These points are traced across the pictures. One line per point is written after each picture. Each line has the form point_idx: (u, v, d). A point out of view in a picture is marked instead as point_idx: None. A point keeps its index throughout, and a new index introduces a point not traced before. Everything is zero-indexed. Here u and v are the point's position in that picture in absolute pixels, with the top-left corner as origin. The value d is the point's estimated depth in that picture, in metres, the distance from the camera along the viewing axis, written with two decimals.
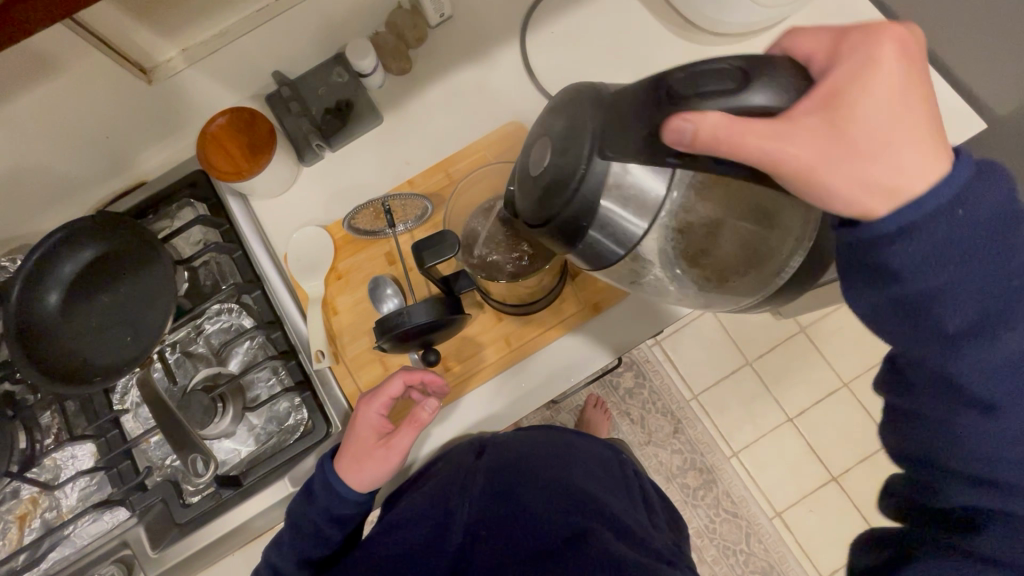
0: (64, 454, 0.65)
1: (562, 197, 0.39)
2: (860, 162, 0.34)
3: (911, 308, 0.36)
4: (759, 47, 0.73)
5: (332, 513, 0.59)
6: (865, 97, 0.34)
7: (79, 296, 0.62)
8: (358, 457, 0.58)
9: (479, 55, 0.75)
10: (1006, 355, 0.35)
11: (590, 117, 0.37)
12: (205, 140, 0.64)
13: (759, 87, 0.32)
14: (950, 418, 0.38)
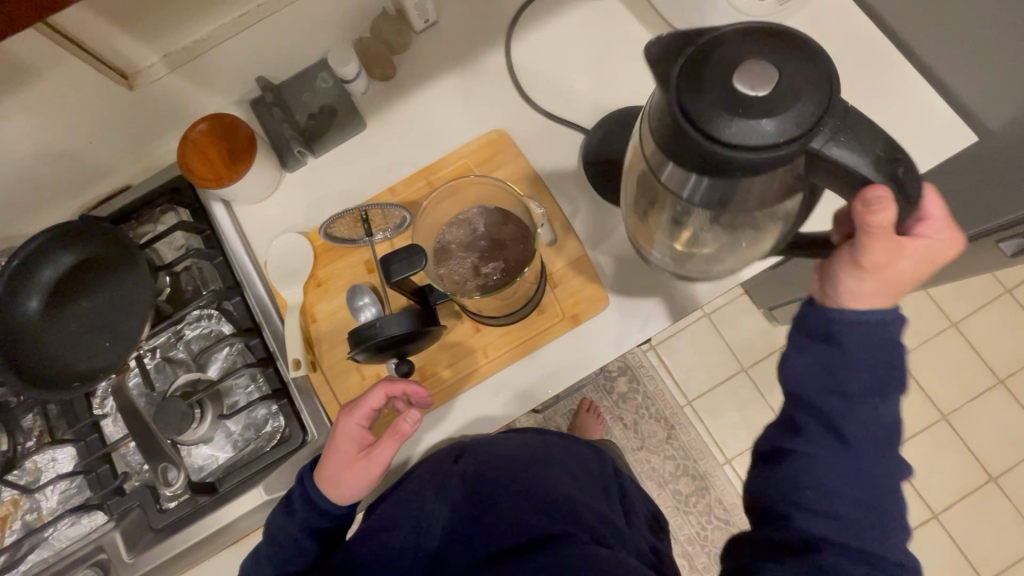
0: (45, 457, 0.65)
1: (747, 143, 0.34)
2: (886, 289, 0.43)
3: (829, 371, 0.46)
4: None
5: (308, 524, 0.58)
6: (919, 266, 0.42)
7: (60, 301, 0.63)
8: (338, 469, 0.57)
9: (463, 62, 0.74)
10: (868, 419, 0.46)
11: (831, 106, 0.34)
12: (187, 147, 0.65)
13: (913, 209, 0.38)
14: (812, 449, 0.47)
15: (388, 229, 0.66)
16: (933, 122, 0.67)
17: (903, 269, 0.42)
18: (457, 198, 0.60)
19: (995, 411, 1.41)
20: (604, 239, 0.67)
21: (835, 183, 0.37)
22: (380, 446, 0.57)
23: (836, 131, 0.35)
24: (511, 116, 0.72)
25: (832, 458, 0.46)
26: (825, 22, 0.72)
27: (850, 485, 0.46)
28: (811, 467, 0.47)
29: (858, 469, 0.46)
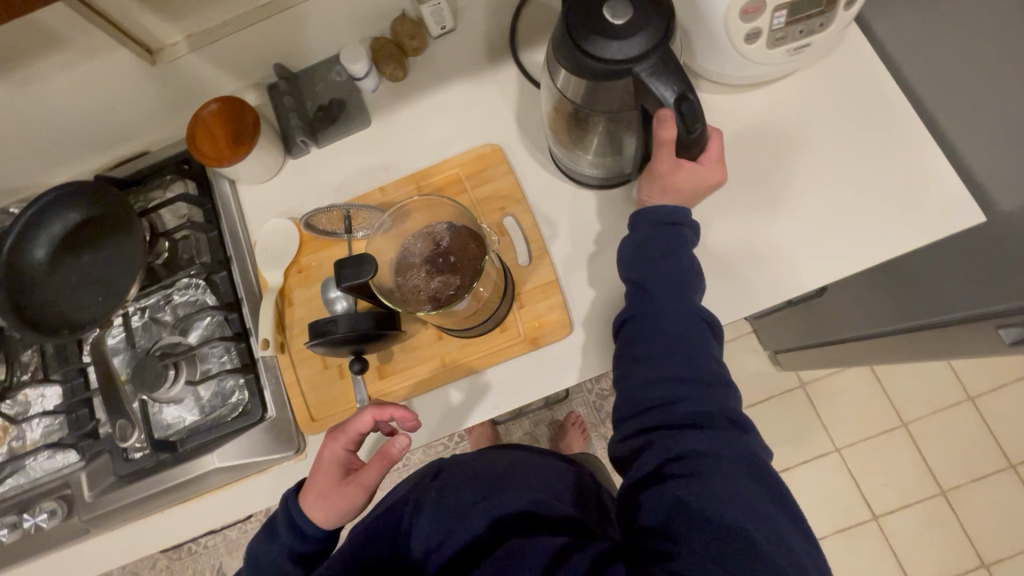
0: (35, 392, 0.71)
1: (598, 59, 0.47)
2: (670, 194, 0.57)
3: (649, 257, 0.56)
4: (757, 102, 0.71)
5: (291, 549, 0.59)
6: (693, 177, 0.56)
7: (64, 252, 0.68)
8: (323, 494, 0.58)
9: (473, 71, 0.75)
10: (672, 271, 0.55)
11: (660, 49, 0.47)
12: (197, 125, 0.68)
13: (692, 138, 0.51)
14: (634, 314, 0.55)
15: (367, 230, 0.69)
16: (942, 198, 0.64)
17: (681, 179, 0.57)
18: (431, 212, 0.62)
19: (1000, 497, 1.33)
20: (579, 268, 0.67)
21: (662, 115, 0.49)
22: (365, 471, 0.59)
23: (658, 66, 0.47)
24: (510, 132, 0.73)
25: (645, 334, 0.54)
26: (848, 76, 0.69)
27: (661, 355, 0.52)
28: (639, 350, 0.54)
29: (674, 346, 0.52)
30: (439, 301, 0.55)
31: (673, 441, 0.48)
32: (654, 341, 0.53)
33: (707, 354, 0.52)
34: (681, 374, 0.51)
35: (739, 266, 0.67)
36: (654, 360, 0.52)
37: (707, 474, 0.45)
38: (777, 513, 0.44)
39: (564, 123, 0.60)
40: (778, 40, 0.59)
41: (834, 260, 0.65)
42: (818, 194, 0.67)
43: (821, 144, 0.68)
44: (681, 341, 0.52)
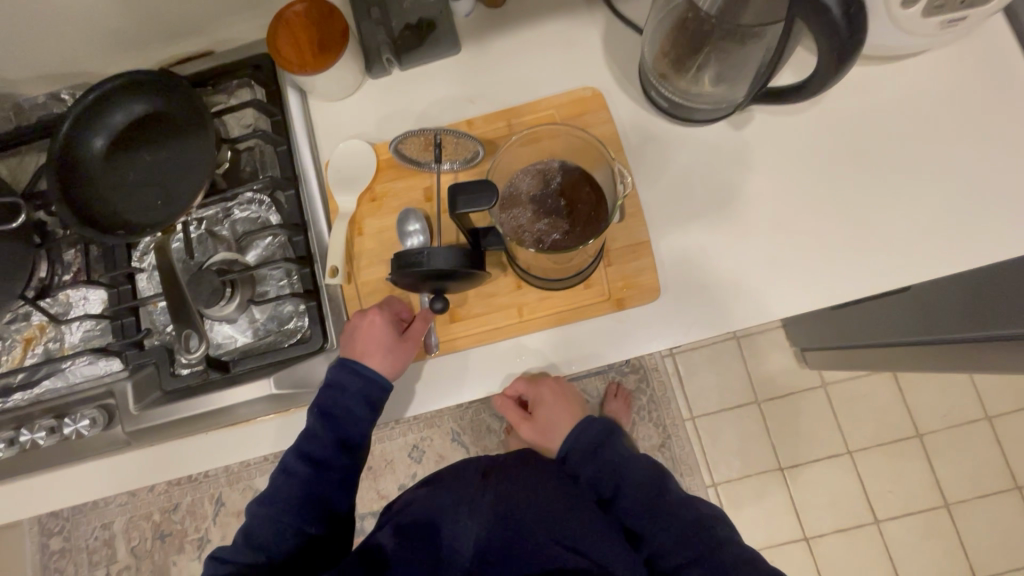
0: (77, 294, 0.67)
1: None
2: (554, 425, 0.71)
3: (601, 442, 0.67)
4: (879, 79, 0.66)
5: (361, 396, 0.59)
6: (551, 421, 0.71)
7: (122, 148, 0.63)
8: (383, 345, 0.58)
9: (576, 8, 0.69)
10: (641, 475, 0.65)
11: None
12: (279, 24, 0.62)
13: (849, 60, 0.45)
14: (611, 471, 0.65)
15: (457, 156, 0.65)
16: None
17: (555, 412, 0.70)
18: (539, 149, 0.59)
19: (999, 515, 1.35)
20: (670, 233, 0.64)
21: (818, 33, 0.44)
22: (418, 323, 0.61)
23: None
24: (611, 78, 0.68)
25: (595, 439, 0.67)
26: (982, 63, 0.64)
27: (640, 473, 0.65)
28: (610, 475, 0.65)
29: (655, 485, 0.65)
30: (541, 245, 0.52)
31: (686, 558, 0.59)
32: (632, 510, 0.64)
33: (666, 487, 0.65)
34: (676, 533, 0.61)
35: (835, 251, 0.63)
36: (644, 521, 0.63)
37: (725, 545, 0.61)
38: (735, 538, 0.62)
39: (678, 36, 0.56)
40: (935, 8, 0.54)
41: (931, 258, 0.62)
42: (928, 186, 0.63)
43: (942, 133, 0.64)
44: (658, 490, 0.65)
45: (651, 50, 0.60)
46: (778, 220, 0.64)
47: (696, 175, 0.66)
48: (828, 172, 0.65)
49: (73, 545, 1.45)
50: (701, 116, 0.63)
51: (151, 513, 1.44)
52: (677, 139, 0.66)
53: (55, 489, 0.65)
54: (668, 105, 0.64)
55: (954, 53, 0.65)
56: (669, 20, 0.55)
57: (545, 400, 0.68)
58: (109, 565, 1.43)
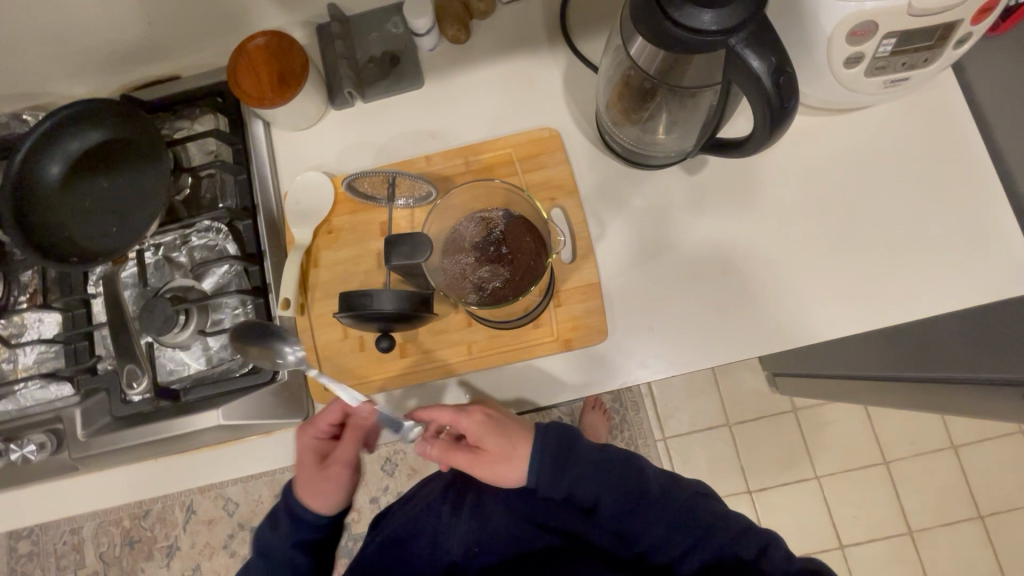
0: (33, 317, 0.67)
1: (693, 35, 0.43)
2: (492, 463, 0.59)
3: (612, 454, 0.60)
4: (832, 128, 0.68)
5: (294, 537, 0.62)
6: (480, 451, 0.59)
7: (79, 175, 0.63)
8: (310, 482, 0.61)
9: (539, 46, 0.70)
10: (615, 471, 0.59)
11: (752, 15, 0.43)
12: (239, 56, 0.63)
13: (783, 127, 0.46)
14: (583, 475, 0.58)
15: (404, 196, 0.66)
16: (1002, 260, 0.62)
17: (504, 450, 0.58)
18: (483, 197, 0.63)
19: (963, 544, 1.36)
20: (621, 274, 0.65)
21: (750, 93, 0.45)
22: (342, 446, 0.62)
23: (754, 37, 0.43)
24: (570, 118, 0.69)
25: (603, 456, 0.60)
26: (930, 117, 0.66)
27: (616, 474, 0.59)
28: (618, 485, 0.58)
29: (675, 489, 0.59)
30: (483, 291, 0.59)
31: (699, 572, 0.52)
32: (617, 515, 0.58)
33: (683, 489, 0.59)
34: (672, 526, 0.56)
35: (785, 296, 0.64)
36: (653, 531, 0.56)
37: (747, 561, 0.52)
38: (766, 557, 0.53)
39: (628, 87, 0.57)
40: (876, 69, 0.56)
41: (879, 306, 0.63)
42: (878, 236, 0.64)
43: (893, 182, 0.65)
44: (676, 496, 0.58)
45: (603, 99, 0.61)
46: (730, 264, 0.65)
47: (651, 217, 0.67)
48: (781, 217, 0.66)
49: (41, 549, 1.44)
50: (654, 163, 0.64)
51: (121, 519, 1.43)
52: (634, 180, 0.67)
53: (22, 504, 0.67)
54: (622, 151, 0.64)
55: (903, 106, 0.67)
56: (618, 74, 0.57)
57: (485, 438, 0.58)
58: (76, 570, 1.42)
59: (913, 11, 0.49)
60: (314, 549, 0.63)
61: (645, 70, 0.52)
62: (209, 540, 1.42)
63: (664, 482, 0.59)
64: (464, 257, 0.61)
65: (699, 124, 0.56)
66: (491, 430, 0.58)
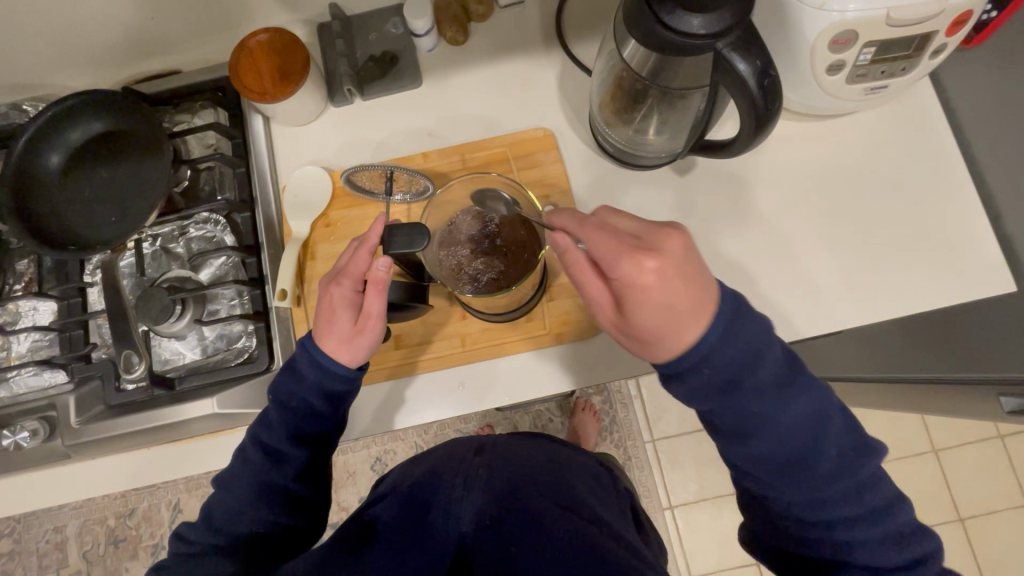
0: (28, 305, 0.67)
1: (681, 39, 0.46)
2: (642, 288, 0.46)
3: (742, 362, 0.46)
4: (816, 133, 0.70)
5: (318, 386, 0.56)
6: (638, 304, 0.46)
7: (79, 164, 0.64)
8: (341, 333, 0.56)
9: (535, 49, 0.72)
10: (791, 420, 0.48)
11: (738, 20, 0.45)
12: (242, 52, 0.65)
13: (767, 128, 0.48)
14: (754, 410, 0.47)
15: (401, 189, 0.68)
16: (980, 262, 0.64)
17: (654, 292, 0.45)
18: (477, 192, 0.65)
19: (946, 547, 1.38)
20: None
21: (737, 95, 0.47)
22: (369, 298, 0.55)
23: (740, 42, 0.46)
24: (565, 119, 0.71)
25: (726, 361, 0.46)
26: (910, 124, 0.69)
27: (788, 419, 0.48)
28: (751, 422, 0.48)
29: (807, 420, 0.48)
30: (478, 283, 0.60)
31: (841, 548, 0.49)
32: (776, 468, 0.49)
33: (801, 399, 0.48)
34: (833, 485, 0.49)
35: (769, 293, 0.66)
36: (789, 486, 0.49)
37: (882, 532, 0.49)
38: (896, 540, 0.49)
39: (620, 90, 0.59)
40: (857, 76, 0.58)
41: (859, 305, 0.65)
42: (858, 238, 0.67)
43: (873, 187, 0.68)
44: (800, 428, 0.48)
45: (597, 100, 0.63)
46: (718, 263, 0.67)
47: (642, 215, 0.69)
48: (766, 219, 0.68)
49: (23, 548, 1.41)
50: (645, 163, 0.67)
51: (106, 517, 1.41)
52: (625, 179, 0.69)
53: (14, 493, 0.67)
54: (614, 150, 0.67)
55: (884, 113, 0.69)
56: (610, 76, 0.59)
57: (649, 272, 0.45)
58: (59, 569, 1.40)
59: (891, 22, 0.52)
60: (341, 401, 0.57)
61: (637, 71, 0.54)
62: None
63: (773, 390, 0.47)
64: (459, 248, 0.62)
65: (687, 126, 0.58)
66: (681, 306, 0.45)
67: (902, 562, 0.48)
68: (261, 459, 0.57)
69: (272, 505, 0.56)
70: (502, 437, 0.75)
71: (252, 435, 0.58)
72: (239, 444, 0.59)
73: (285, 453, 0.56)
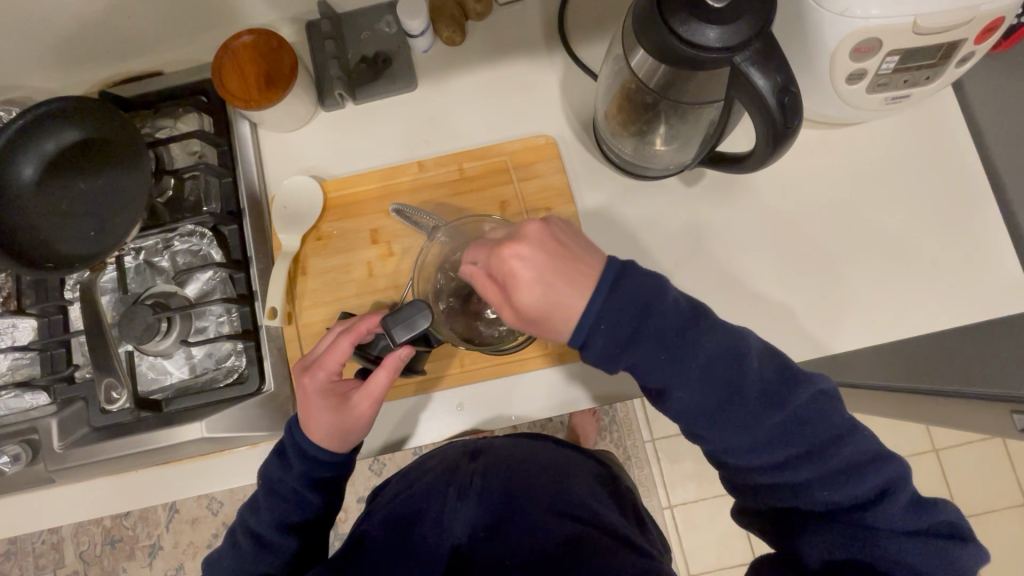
0: (5, 322, 0.64)
1: (696, 54, 0.42)
2: (523, 276, 0.46)
3: (639, 309, 0.44)
4: (831, 140, 0.67)
5: (304, 475, 0.54)
6: (528, 284, 0.46)
7: (54, 176, 0.60)
8: (331, 424, 0.52)
9: (536, 50, 0.69)
10: (706, 356, 0.46)
11: (758, 32, 0.42)
12: (224, 56, 0.61)
13: (786, 145, 0.45)
14: (668, 351, 0.46)
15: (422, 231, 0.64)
16: (999, 277, 0.62)
17: (529, 274, 0.46)
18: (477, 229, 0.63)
19: None
20: None
21: (754, 112, 0.44)
22: (367, 387, 0.52)
23: (760, 54, 0.42)
24: (567, 125, 0.68)
25: (625, 311, 0.44)
26: (928, 132, 0.66)
27: (701, 355, 0.46)
28: (668, 370, 0.46)
29: (720, 359, 0.46)
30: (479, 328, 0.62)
31: (801, 487, 0.46)
32: (710, 418, 0.47)
33: (705, 338, 0.46)
34: (773, 432, 0.46)
35: (776, 310, 0.64)
36: (725, 433, 0.47)
37: (834, 464, 0.46)
38: (861, 477, 0.46)
39: (628, 100, 0.55)
40: (879, 85, 0.55)
41: (868, 317, 0.63)
42: (871, 251, 0.64)
43: (887, 195, 0.65)
44: (714, 364, 0.46)
45: (602, 110, 0.59)
46: (725, 278, 0.65)
47: (647, 228, 0.66)
48: (777, 235, 0.65)
49: (19, 549, 1.40)
50: (653, 174, 0.63)
51: (101, 518, 1.40)
52: (630, 190, 0.66)
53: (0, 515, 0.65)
54: (620, 161, 0.63)
55: (902, 120, 0.66)
56: (616, 87, 0.56)
57: (512, 258, 0.46)
58: (56, 570, 1.39)
59: (918, 30, 0.48)
60: (331, 485, 0.56)
61: (646, 84, 0.51)
62: (193, 539, 1.40)
63: (678, 334, 0.46)
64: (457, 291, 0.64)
65: (699, 137, 0.55)
66: (570, 279, 0.45)
67: (860, 490, 0.46)
68: (250, 545, 0.56)
69: (270, 554, 0.55)
70: (501, 437, 0.73)
71: (243, 522, 0.57)
72: (231, 525, 0.58)
73: (274, 540, 0.55)
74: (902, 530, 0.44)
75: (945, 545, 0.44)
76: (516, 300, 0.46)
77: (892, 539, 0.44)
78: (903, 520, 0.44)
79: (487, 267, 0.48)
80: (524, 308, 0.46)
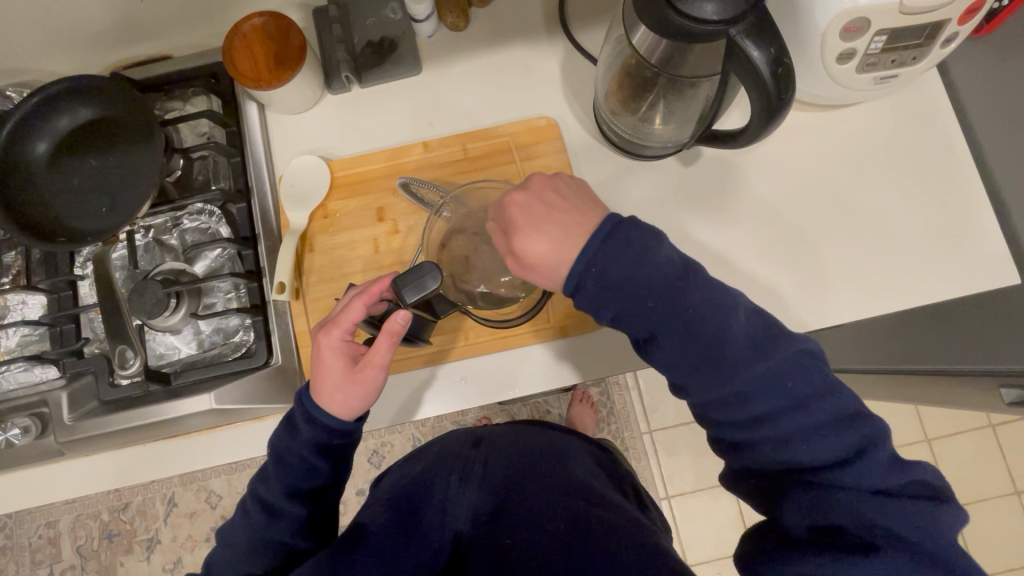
0: (15, 298, 0.65)
1: (692, 26, 0.44)
2: (522, 230, 0.51)
3: (636, 252, 0.48)
4: (824, 123, 0.69)
5: (312, 441, 0.55)
6: (528, 235, 0.50)
7: (66, 153, 0.62)
8: (339, 385, 0.54)
9: (538, 35, 0.71)
10: (693, 304, 0.49)
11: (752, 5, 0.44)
12: (235, 37, 0.63)
13: (780, 116, 0.47)
14: (661, 289, 0.48)
15: (427, 208, 0.66)
16: (984, 254, 0.64)
17: (529, 223, 0.51)
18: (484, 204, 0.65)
19: None
20: None
21: (749, 82, 0.46)
22: (375, 349, 0.53)
23: (753, 27, 0.44)
24: (568, 108, 0.70)
25: (622, 255, 0.48)
26: (916, 116, 0.68)
27: (693, 301, 0.49)
28: (655, 317, 0.49)
29: (706, 317, 0.48)
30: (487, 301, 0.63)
31: (777, 441, 0.48)
32: (687, 368, 0.49)
33: (693, 292, 0.49)
34: (752, 383, 0.48)
35: (772, 286, 0.66)
36: (706, 387, 0.49)
37: (808, 419, 0.48)
38: (833, 432, 0.47)
39: (627, 74, 0.57)
40: (868, 65, 0.57)
41: (857, 294, 0.65)
42: (852, 231, 0.66)
43: (876, 176, 0.67)
44: (699, 316, 0.49)
45: (603, 86, 0.61)
46: (723, 256, 0.67)
47: (646, 207, 0.67)
48: (763, 221, 0.67)
49: (15, 543, 1.39)
50: (651, 154, 0.65)
51: (99, 512, 1.39)
52: (629, 170, 0.68)
53: (10, 489, 0.66)
54: (619, 140, 0.65)
55: (892, 103, 0.68)
56: (616, 64, 0.58)
57: (515, 207, 0.52)
58: (53, 565, 1.38)
59: (904, 9, 0.51)
60: (336, 454, 0.57)
61: (645, 57, 0.53)
62: (191, 533, 1.39)
63: (665, 284, 0.48)
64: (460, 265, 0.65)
65: (697, 113, 0.57)
66: (572, 232, 0.50)
67: (834, 447, 0.47)
68: (260, 515, 0.57)
69: (278, 524, 0.56)
70: (503, 425, 0.73)
71: (253, 492, 0.58)
72: (241, 498, 0.59)
73: (283, 508, 0.56)
74: (872, 491, 0.45)
75: (920, 506, 0.44)
76: (518, 245, 0.51)
77: (856, 497, 0.45)
78: (881, 482, 0.45)
79: (498, 220, 0.54)
80: (525, 261, 0.51)
